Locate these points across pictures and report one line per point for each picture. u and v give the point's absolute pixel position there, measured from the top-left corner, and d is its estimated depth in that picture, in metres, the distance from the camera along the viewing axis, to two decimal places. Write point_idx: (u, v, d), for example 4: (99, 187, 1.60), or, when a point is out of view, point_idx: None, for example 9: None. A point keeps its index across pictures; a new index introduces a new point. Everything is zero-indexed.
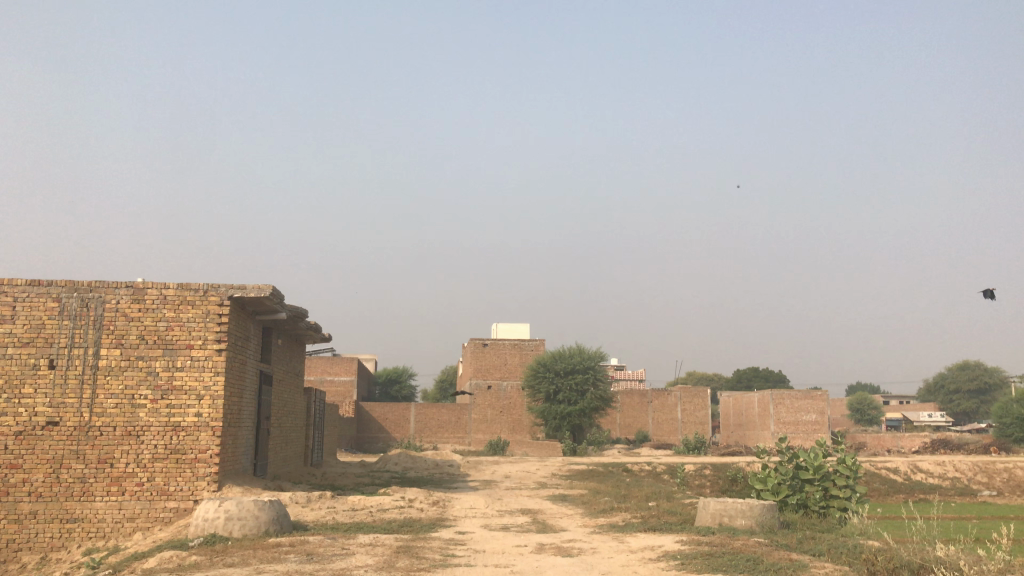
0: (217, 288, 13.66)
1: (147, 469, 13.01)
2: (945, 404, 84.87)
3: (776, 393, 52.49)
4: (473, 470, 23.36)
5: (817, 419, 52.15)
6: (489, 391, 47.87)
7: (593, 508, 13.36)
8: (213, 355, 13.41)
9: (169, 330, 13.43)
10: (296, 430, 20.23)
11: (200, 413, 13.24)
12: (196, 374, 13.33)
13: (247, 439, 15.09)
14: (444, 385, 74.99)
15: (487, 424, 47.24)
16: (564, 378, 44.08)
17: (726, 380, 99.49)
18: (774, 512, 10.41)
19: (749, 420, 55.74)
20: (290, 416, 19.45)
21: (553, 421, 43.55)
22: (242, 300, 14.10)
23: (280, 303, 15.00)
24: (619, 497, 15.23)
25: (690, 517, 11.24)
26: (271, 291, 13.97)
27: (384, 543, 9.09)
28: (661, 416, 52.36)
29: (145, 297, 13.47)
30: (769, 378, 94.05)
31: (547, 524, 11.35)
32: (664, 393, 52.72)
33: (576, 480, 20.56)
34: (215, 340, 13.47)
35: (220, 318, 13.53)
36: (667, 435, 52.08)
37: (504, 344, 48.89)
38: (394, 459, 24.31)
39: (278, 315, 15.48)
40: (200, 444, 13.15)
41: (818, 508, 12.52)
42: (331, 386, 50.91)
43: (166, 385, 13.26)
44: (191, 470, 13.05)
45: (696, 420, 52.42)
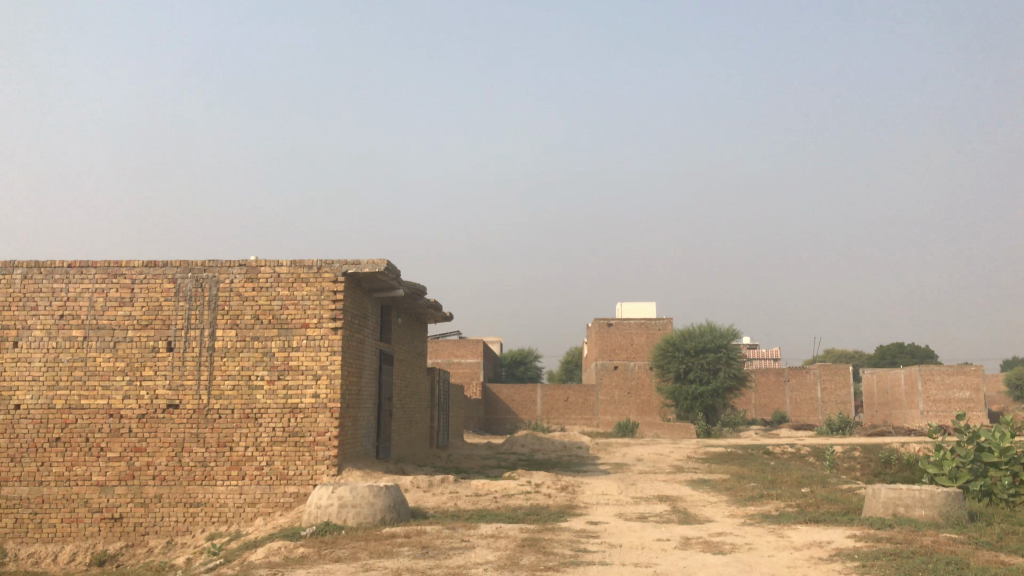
0: (330, 264, 13.10)
1: (266, 453, 12.62)
2: None
3: (924, 369, 48.83)
4: (603, 452, 22.28)
5: (972, 397, 48.16)
6: (616, 371, 46.59)
7: (740, 495, 12.02)
8: (329, 334, 12.87)
9: (284, 309, 12.98)
10: (420, 412, 19.73)
11: (318, 394, 12.73)
12: (312, 354, 12.83)
13: (368, 421, 14.55)
14: (571, 366, 74.26)
15: (615, 405, 46.04)
16: (694, 357, 42.30)
17: (867, 357, 94.31)
18: (962, 501, 8.88)
19: (894, 399, 52.22)
20: (413, 397, 18.94)
21: (685, 401, 41.88)
22: (357, 276, 13.48)
23: (397, 279, 14.32)
24: (767, 482, 13.81)
25: (855, 506, 9.81)
26: (386, 265, 13.28)
27: (508, 535, 8.16)
28: (799, 396, 49.68)
29: (258, 275, 13.05)
30: (915, 354, 88.50)
31: (690, 514, 10.15)
32: (801, 370, 49.97)
33: (714, 463, 19.16)
34: (330, 318, 12.92)
35: (335, 295, 12.96)
36: (806, 415, 49.37)
37: (630, 323, 47.44)
38: (521, 441, 23.55)
39: (395, 291, 14.83)
40: (318, 426, 12.65)
41: (1007, 496, 10.70)
42: (458, 368, 50.93)
43: (282, 365, 12.82)
44: (310, 453, 12.58)
45: (837, 399, 49.44)
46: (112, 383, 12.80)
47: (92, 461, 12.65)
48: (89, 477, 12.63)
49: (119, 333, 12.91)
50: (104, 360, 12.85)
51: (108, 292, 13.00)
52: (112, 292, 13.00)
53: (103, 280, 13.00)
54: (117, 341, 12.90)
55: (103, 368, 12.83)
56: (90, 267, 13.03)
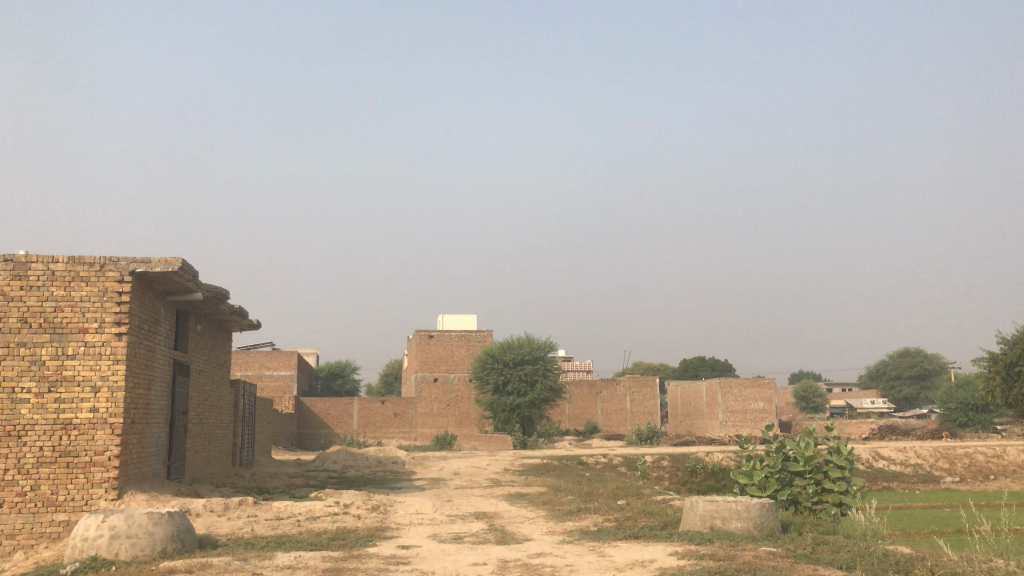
0: (116, 261, 11.65)
1: (30, 477, 10.96)
2: (886, 390, 85.56)
3: (724, 381, 51.68)
4: (420, 467, 21.59)
5: (765, 407, 51.45)
6: (436, 384, 46.00)
7: (558, 510, 11.69)
8: (112, 341, 11.41)
9: (58, 312, 11.39)
10: (222, 428, 18.25)
11: (96, 408, 11.24)
12: (91, 363, 11.32)
13: (157, 438, 13.11)
14: (389, 379, 73.05)
15: (433, 418, 45.44)
16: (512, 369, 42.47)
17: (673, 370, 99.11)
18: (774, 512, 8.94)
19: (697, 409, 54.94)
20: (213, 411, 17.45)
21: (502, 413, 41.91)
22: (147, 276, 12.10)
23: (195, 281, 13.01)
24: (583, 495, 13.62)
25: (673, 520, 9.70)
26: (181, 265, 11.98)
27: (308, 566, 7.27)
28: (610, 407, 51.14)
29: (28, 272, 11.39)
30: (715, 368, 94.06)
31: (508, 533, 9.65)
32: (612, 382, 51.53)
33: (530, 476, 18.94)
34: (113, 322, 11.46)
35: (120, 296, 11.53)
36: (616, 426, 50.90)
37: (451, 335, 47.02)
38: (333, 457, 22.43)
39: (192, 295, 13.50)
40: (96, 444, 11.16)
41: (810, 504, 11.12)
42: (269, 381, 48.54)
43: (54, 376, 11.22)
44: (85, 476, 11.06)
45: (646, 410, 51.36)
46: None
47: None
48: None
49: None
50: None
51: None
52: None
53: None
54: None
55: None
56: None
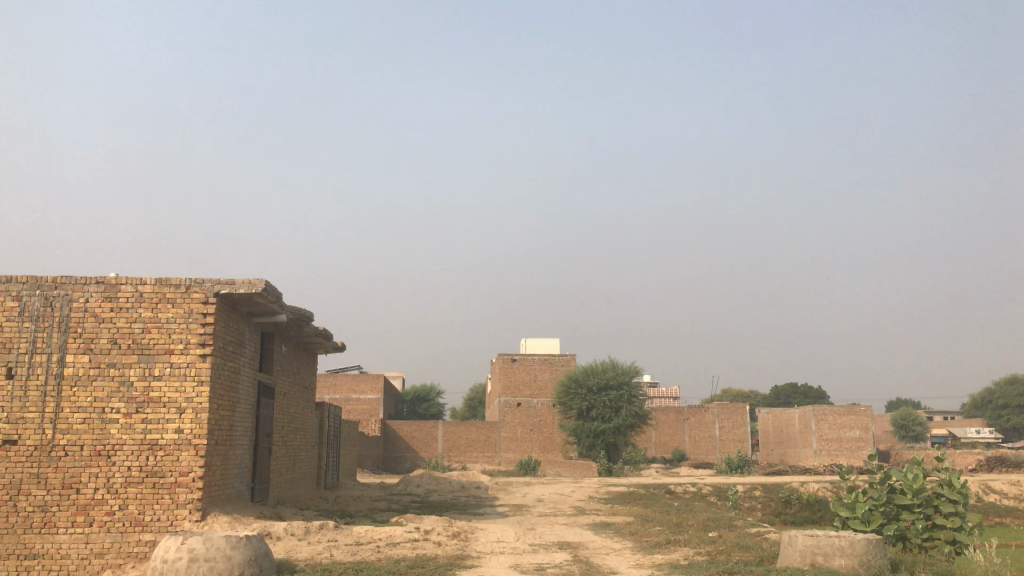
0: (201, 283, 11.78)
1: (118, 496, 11.10)
2: (993, 420, 81.09)
3: (817, 409, 49.77)
4: (503, 492, 21.26)
5: (862, 436, 49.28)
6: (519, 408, 45.71)
7: (645, 541, 11.16)
8: (197, 362, 11.51)
9: (146, 333, 11.56)
10: (306, 450, 18.35)
11: (182, 429, 11.32)
12: (176, 385, 11.44)
13: (242, 459, 13.17)
14: (474, 404, 73.12)
15: (517, 443, 45.08)
16: (597, 394, 41.84)
17: (763, 397, 96.30)
18: (882, 549, 8.25)
19: (789, 437, 53.05)
20: (298, 433, 17.57)
21: (587, 439, 41.27)
22: (232, 298, 12.20)
23: (278, 302, 13.08)
24: (672, 526, 13.03)
25: (770, 556, 9.09)
26: (264, 286, 12.03)
27: None
28: (698, 434, 49.84)
29: (118, 294, 11.61)
30: (808, 395, 91.00)
31: (593, 565, 9.21)
32: (700, 409, 50.24)
33: (616, 504, 18.36)
34: (198, 343, 11.56)
35: (204, 318, 11.63)
36: (704, 453, 49.52)
37: (534, 359, 46.74)
38: (416, 480, 22.32)
39: (276, 316, 13.58)
40: (181, 465, 11.23)
41: (921, 541, 10.29)
42: (356, 404, 49.10)
43: (142, 397, 11.37)
44: (170, 496, 11.14)
45: (735, 438, 49.86)
46: None
47: None
48: None
49: None
50: None
51: None
52: None
53: None
54: None
55: None
56: None
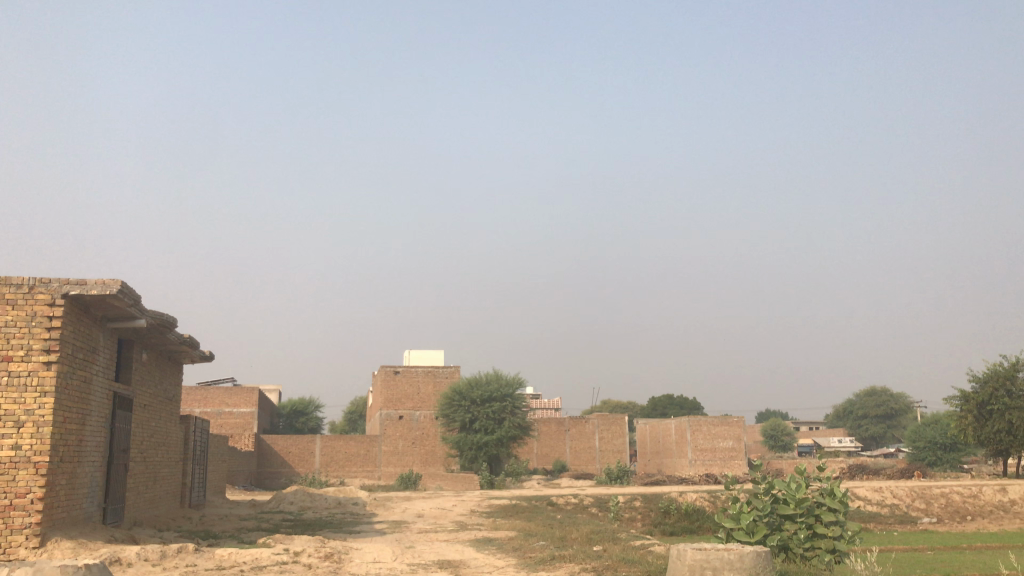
0: (47, 282, 10.64)
1: None
2: (852, 429, 85.43)
3: (693, 419, 50.97)
4: (381, 508, 20.47)
5: (734, 446, 50.77)
6: (401, 421, 44.77)
7: (529, 557, 10.72)
8: (39, 370, 10.36)
9: None
10: (169, 466, 17.07)
11: (19, 445, 10.14)
12: (14, 396, 10.25)
13: (92, 478, 12.00)
14: (354, 417, 71.47)
15: (398, 456, 44.12)
16: (480, 406, 41.44)
17: (641, 409, 98.38)
18: (769, 562, 8.15)
19: (665, 448, 54.14)
20: (160, 448, 16.32)
21: (469, 451, 40.76)
22: (83, 299, 11.10)
23: (137, 306, 12.01)
24: (555, 540, 12.65)
25: (657, 571, 8.83)
26: (121, 288, 11.00)
27: None
28: (578, 445, 50.14)
29: None
30: (683, 406, 93.55)
31: None
32: (581, 421, 50.60)
33: (498, 519, 17.94)
34: (42, 349, 10.42)
35: (50, 321, 10.50)
36: (585, 465, 49.85)
37: (416, 371, 45.93)
38: (289, 497, 21.23)
39: (135, 321, 12.49)
40: (17, 486, 10.04)
41: (802, 551, 10.31)
42: (228, 418, 46.93)
43: None
44: (3, 521, 9.93)
45: (614, 448, 50.46)
46: None
47: None
48: None
49: None
50: None
51: None
52: None
53: None
54: None
55: None
56: None
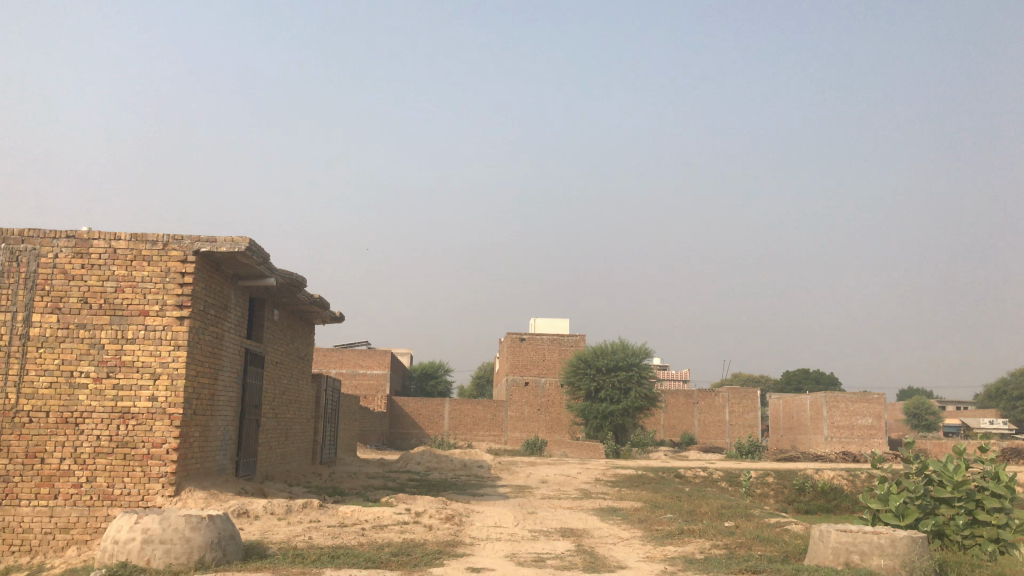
0: (180, 239, 10.85)
1: (86, 467, 10.25)
2: (1007, 411, 79.82)
3: (830, 395, 48.72)
4: (506, 473, 20.42)
5: (874, 424, 48.25)
6: (527, 387, 44.86)
7: (656, 530, 10.21)
8: (173, 325, 10.62)
9: (119, 293, 10.66)
10: (301, 423, 17.51)
11: (155, 397, 10.45)
12: (150, 349, 10.55)
13: (225, 432, 12.32)
14: (482, 382, 72.48)
15: (524, 422, 44.29)
16: (606, 375, 40.96)
17: (774, 382, 95.30)
18: (926, 549, 7.32)
19: (800, 424, 52.10)
20: (292, 405, 16.72)
21: (595, 420, 40.43)
22: (214, 257, 11.29)
23: (265, 264, 12.15)
24: (685, 514, 12.07)
25: (795, 552, 8.16)
26: (248, 245, 11.09)
27: None
28: (707, 418, 48.92)
29: (89, 250, 10.70)
30: (820, 381, 89.98)
31: (597, 557, 8.25)
32: (710, 393, 49.31)
33: (624, 488, 17.48)
34: (175, 305, 10.66)
35: (182, 277, 10.72)
36: (714, 438, 48.62)
37: (543, 339, 45.83)
38: (416, 458, 21.50)
39: (264, 279, 12.69)
40: (154, 436, 10.36)
41: (960, 539, 9.36)
42: (362, 379, 48.37)
43: (113, 360, 10.49)
44: (141, 469, 10.28)
45: (745, 422, 48.91)
46: None
47: None
48: None
49: None
50: None
51: None
52: None
53: None
54: None
55: None
56: None
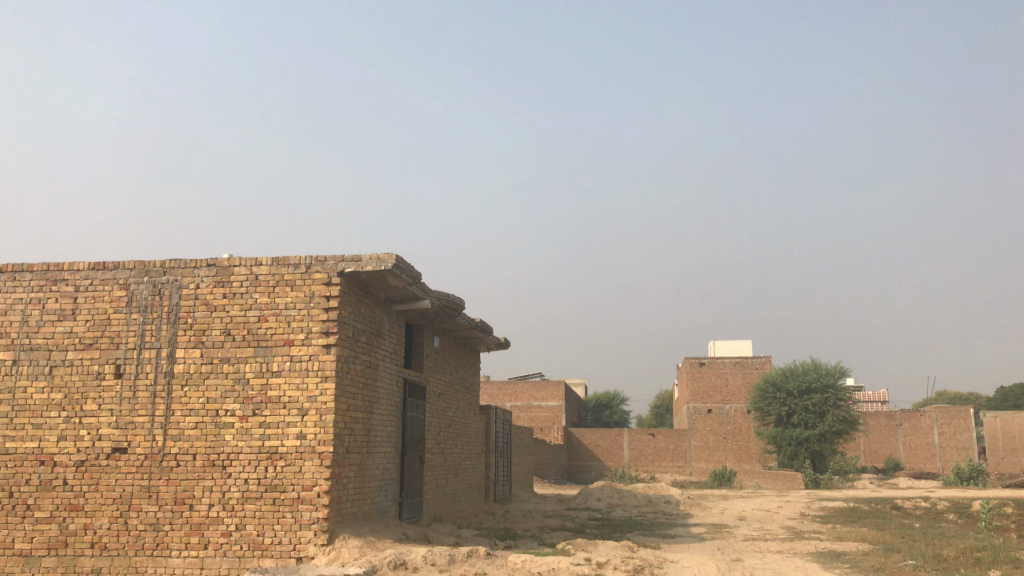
0: (323, 260, 9.93)
1: (235, 514, 9.39)
2: None
3: None
4: (696, 509, 18.39)
5: None
6: (710, 415, 42.10)
7: None
8: (319, 355, 9.65)
9: (262, 322, 9.85)
10: (470, 459, 16.34)
11: (304, 435, 9.49)
12: (297, 382, 9.63)
13: (386, 470, 11.27)
14: (660, 411, 69.86)
15: (709, 452, 41.55)
16: (798, 398, 37.68)
17: (987, 400, 86.32)
18: None
19: (1023, 445, 46.14)
20: (460, 439, 15.58)
21: (788, 447, 37.20)
22: (361, 278, 10.29)
23: (417, 285, 11.07)
24: (932, 560, 9.72)
25: None
26: (396, 262, 10.00)
27: None
28: (914, 441, 44.15)
29: (231, 278, 9.98)
30: None
31: None
32: (915, 413, 44.51)
33: (838, 526, 15.04)
34: (321, 332, 9.71)
35: (327, 301, 9.77)
36: (923, 463, 43.73)
37: (724, 363, 42.99)
38: (596, 494, 19.83)
39: (419, 302, 11.64)
40: (304, 478, 9.38)
41: None
42: (538, 412, 47.29)
43: (259, 397, 9.65)
44: (292, 515, 9.31)
45: (959, 445, 43.69)
46: (46, 421, 9.84)
47: (16, 524, 9.66)
48: (10, 545, 9.63)
49: (56, 355, 9.98)
50: (38, 391, 9.92)
51: (44, 303, 10.12)
52: (51, 303, 10.11)
53: (39, 288, 10.15)
54: (54, 365, 9.97)
55: (36, 402, 9.90)
56: (25, 272, 10.22)
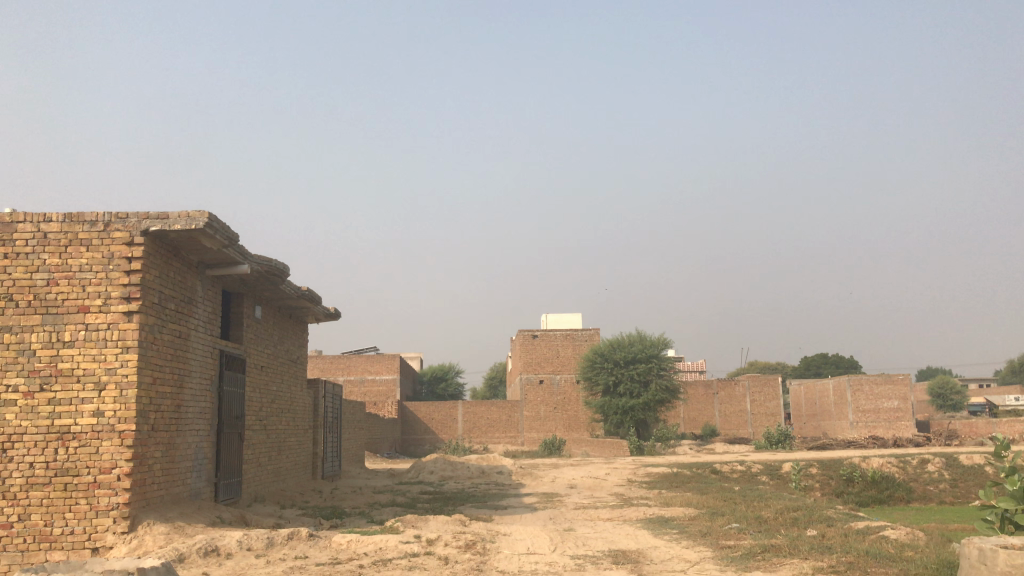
0: (124, 217, 8.88)
1: (18, 504, 8.30)
2: None
3: (853, 379, 46.48)
4: (528, 479, 18.44)
5: (900, 406, 46.00)
6: (541, 386, 42.79)
7: (730, 548, 8.13)
8: (119, 323, 8.65)
9: (52, 287, 8.70)
10: (296, 435, 15.52)
11: (101, 412, 8.49)
12: (93, 353, 8.58)
13: (199, 449, 10.37)
14: (494, 383, 70.56)
15: (541, 422, 42.30)
16: (624, 368, 38.90)
17: (793, 370, 93.15)
18: None
19: (823, 410, 49.96)
20: (284, 414, 14.73)
21: (615, 416, 38.41)
22: (169, 239, 9.32)
23: (234, 247, 10.19)
24: (753, 522, 10.00)
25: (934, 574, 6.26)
26: (209, 220, 9.11)
27: None
28: (729, 408, 46.78)
29: (13, 236, 8.75)
30: (840, 366, 87.81)
31: None
32: (730, 382, 47.16)
33: (663, 491, 15.43)
34: (121, 297, 8.69)
35: (128, 263, 8.75)
36: (736, 429, 46.47)
37: (556, 335, 43.72)
38: (429, 467, 19.49)
39: (237, 267, 10.75)
40: (101, 460, 8.39)
41: None
42: (371, 386, 46.44)
43: (48, 370, 8.53)
44: (87, 502, 8.32)
45: (768, 411, 46.71)
46: None
47: None
48: None
49: None
50: None
51: None
52: None
53: None
54: None
55: None
56: None
